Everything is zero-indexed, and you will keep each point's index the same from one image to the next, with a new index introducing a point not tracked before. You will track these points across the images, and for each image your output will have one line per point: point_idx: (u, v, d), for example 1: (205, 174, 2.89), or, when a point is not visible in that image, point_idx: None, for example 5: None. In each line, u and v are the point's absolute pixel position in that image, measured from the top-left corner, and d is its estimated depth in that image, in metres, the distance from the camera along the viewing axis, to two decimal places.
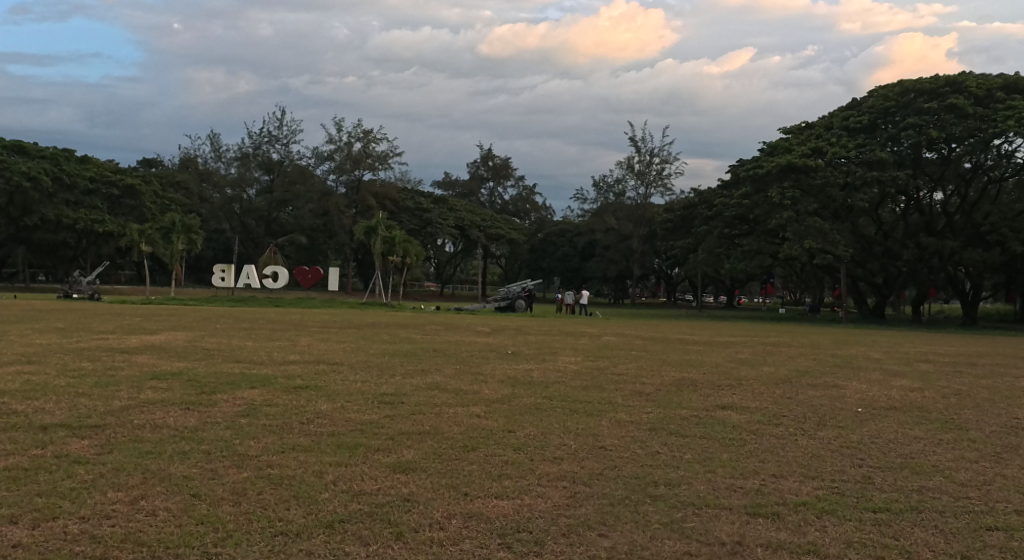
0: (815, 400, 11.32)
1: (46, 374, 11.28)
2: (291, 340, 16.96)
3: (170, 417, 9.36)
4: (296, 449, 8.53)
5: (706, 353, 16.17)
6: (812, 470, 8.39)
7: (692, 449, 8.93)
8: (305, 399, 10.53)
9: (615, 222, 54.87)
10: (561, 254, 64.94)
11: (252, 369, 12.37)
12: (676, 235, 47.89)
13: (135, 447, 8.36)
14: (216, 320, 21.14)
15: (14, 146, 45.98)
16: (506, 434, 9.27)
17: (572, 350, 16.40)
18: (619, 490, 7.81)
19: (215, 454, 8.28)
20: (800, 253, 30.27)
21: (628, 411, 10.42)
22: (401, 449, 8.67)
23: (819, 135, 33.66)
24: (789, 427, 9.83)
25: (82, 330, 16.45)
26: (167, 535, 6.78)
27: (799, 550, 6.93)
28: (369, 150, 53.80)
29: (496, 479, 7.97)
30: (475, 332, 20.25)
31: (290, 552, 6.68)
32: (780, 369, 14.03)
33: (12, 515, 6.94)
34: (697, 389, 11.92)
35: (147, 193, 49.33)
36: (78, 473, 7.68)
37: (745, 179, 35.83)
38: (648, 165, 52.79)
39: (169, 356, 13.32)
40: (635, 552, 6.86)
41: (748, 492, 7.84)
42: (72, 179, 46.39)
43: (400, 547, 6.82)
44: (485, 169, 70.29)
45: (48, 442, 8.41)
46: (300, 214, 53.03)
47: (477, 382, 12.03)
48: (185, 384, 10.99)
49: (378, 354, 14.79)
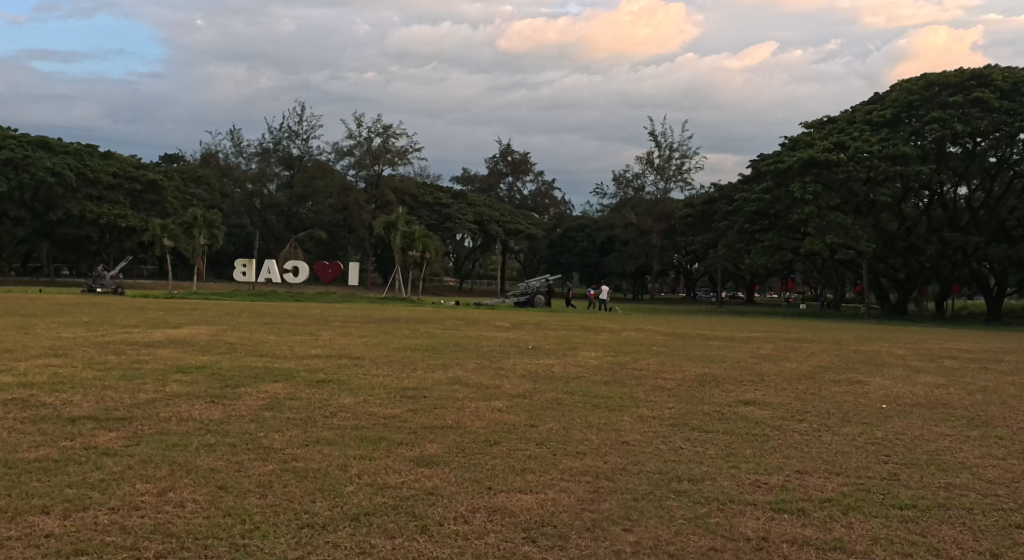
0: (838, 396, 11.29)
1: (73, 367, 11.36)
2: (312, 334, 17.14)
3: (195, 409, 9.42)
4: (321, 442, 8.57)
5: (729, 349, 16.17)
6: (838, 466, 8.35)
7: (716, 444, 8.92)
8: (328, 392, 10.58)
9: (634, 217, 54.64)
10: (580, 249, 64.86)
11: (275, 363, 12.42)
12: (696, 230, 47.67)
13: (160, 439, 8.42)
14: (239, 314, 21.27)
15: (39, 141, 46.42)
16: (528, 429, 9.28)
17: (592, 346, 16.36)
18: (643, 485, 7.80)
19: (240, 447, 8.32)
20: (822, 248, 30.08)
21: (650, 406, 10.41)
22: (425, 443, 8.68)
23: (842, 129, 33.43)
24: (813, 423, 9.76)
25: (105, 324, 16.65)
26: (195, 527, 6.82)
27: (826, 547, 6.90)
28: (388, 145, 54.08)
29: (519, 473, 7.98)
30: (495, 327, 20.38)
31: (316, 544, 6.70)
32: (803, 365, 13.98)
33: (43, 505, 6.99)
34: (718, 385, 11.87)
35: (169, 188, 49.79)
36: (106, 465, 7.73)
37: (765, 173, 35.62)
38: (668, 159, 52.64)
39: (194, 349, 13.46)
40: (660, 547, 6.85)
41: (773, 489, 7.80)
42: (96, 175, 46.63)
43: (425, 540, 6.83)
44: (504, 164, 70.30)
45: (76, 433, 8.48)
46: (320, 209, 53.21)
47: (498, 377, 12.08)
48: (210, 377, 11.08)
49: (401, 348, 14.83)
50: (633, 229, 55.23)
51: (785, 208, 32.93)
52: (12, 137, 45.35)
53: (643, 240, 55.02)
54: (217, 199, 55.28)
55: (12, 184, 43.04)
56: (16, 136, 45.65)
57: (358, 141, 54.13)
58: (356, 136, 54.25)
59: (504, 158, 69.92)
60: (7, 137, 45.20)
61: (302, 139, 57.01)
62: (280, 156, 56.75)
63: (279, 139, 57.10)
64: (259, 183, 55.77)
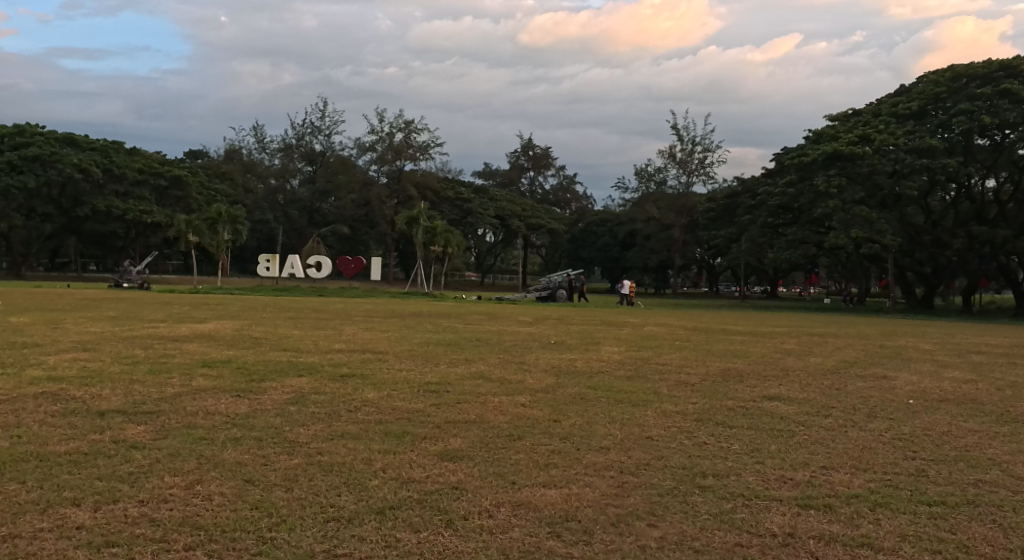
0: (865, 391, 11.23)
1: (101, 361, 11.47)
2: (335, 328, 17.24)
3: (222, 404, 9.49)
4: (345, 436, 8.61)
5: (752, 343, 16.12)
6: (864, 462, 8.29)
7: (741, 439, 8.88)
8: (352, 386, 10.63)
9: (657, 211, 54.48)
10: (602, 244, 64.75)
11: (299, 357, 12.50)
12: (719, 224, 47.44)
13: (188, 433, 8.49)
14: (263, 309, 21.42)
15: (66, 138, 46.87)
16: (552, 423, 9.29)
17: (614, 340, 16.33)
18: (668, 480, 7.78)
19: (266, 441, 8.38)
20: (846, 243, 29.91)
21: (673, 401, 10.39)
22: (448, 437, 8.71)
23: (867, 122, 33.20)
24: (838, 418, 9.71)
25: (131, 318, 16.79)
26: (223, 520, 6.87)
27: (852, 544, 6.87)
28: (410, 140, 54.20)
29: (543, 468, 7.99)
30: (517, 322, 20.41)
31: (342, 537, 6.73)
32: (828, 360, 13.90)
33: (74, 498, 7.07)
34: (742, 380, 11.83)
35: (193, 184, 50.12)
36: (136, 458, 7.80)
37: (789, 166, 35.37)
38: (690, 153, 52.48)
39: (219, 344, 13.54)
40: (685, 542, 6.84)
41: (799, 484, 7.77)
42: (121, 171, 46.99)
43: (451, 534, 6.85)
44: (526, 158, 70.32)
45: (105, 427, 8.56)
46: (342, 204, 53.41)
47: (521, 371, 12.11)
48: (236, 372, 11.17)
49: (423, 343, 14.89)
50: (655, 224, 55.11)
51: (810, 201, 32.68)
52: (40, 134, 45.80)
53: (665, 234, 54.83)
54: (241, 194, 55.61)
55: (40, 180, 43.46)
56: (44, 133, 46.11)
57: (380, 136, 54.31)
58: (377, 132, 54.45)
59: (525, 153, 69.95)
60: (34, 134, 45.68)
61: (325, 134, 57.33)
62: (303, 152, 57.14)
63: (302, 135, 57.67)
64: (281, 178, 56.12)
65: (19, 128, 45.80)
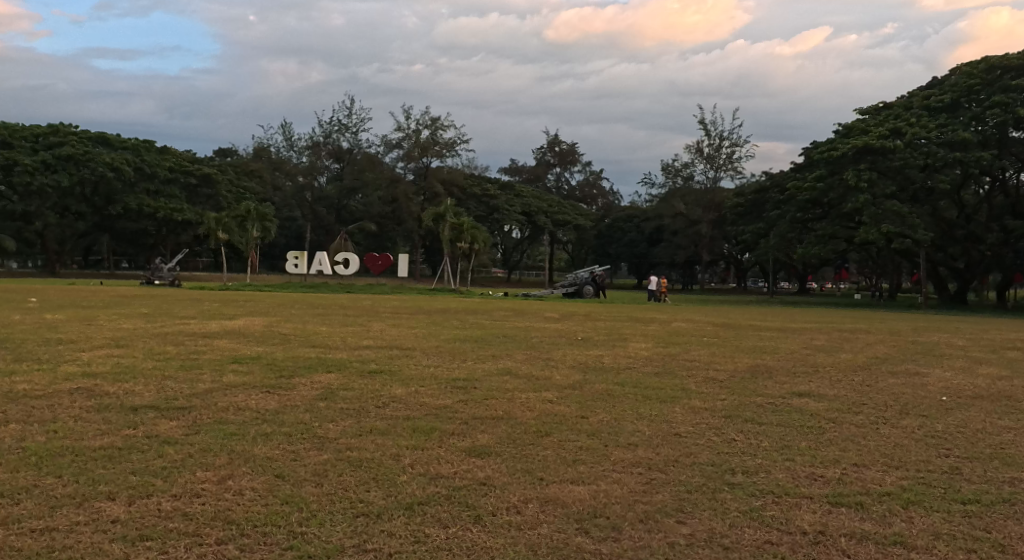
0: (896, 387, 11.15)
1: (134, 357, 11.61)
2: (363, 325, 17.33)
3: (252, 399, 9.57)
4: (374, 432, 8.67)
5: (781, 340, 16.05)
6: (897, 460, 8.25)
7: (770, 436, 8.86)
8: (380, 383, 10.67)
9: (684, 206, 54.28)
10: (628, 240, 64.58)
11: (328, 353, 12.58)
12: (747, 219, 47.20)
13: (219, 428, 8.58)
14: (291, 306, 21.58)
15: (99, 137, 47.35)
16: (579, 420, 9.29)
17: (642, 337, 16.29)
18: (697, 477, 7.77)
19: (295, 436, 8.45)
20: (877, 238, 29.66)
21: (701, 397, 10.37)
22: (476, 433, 8.74)
23: (898, 115, 32.89)
24: (870, 416, 9.64)
25: (163, 315, 16.99)
26: (255, 514, 6.94)
27: (885, 542, 6.83)
28: (436, 137, 54.30)
29: (571, 464, 8.01)
30: (544, 318, 20.40)
31: (371, 533, 6.78)
32: (858, 356, 13.81)
33: (109, 492, 7.16)
34: (771, 376, 11.80)
35: (222, 182, 50.46)
36: (168, 453, 7.90)
37: (818, 160, 35.11)
38: (718, 148, 52.26)
39: (249, 340, 13.66)
40: (715, 540, 6.83)
41: (830, 482, 7.74)
42: (152, 170, 47.40)
43: (479, 530, 6.88)
44: (552, 154, 70.27)
45: (139, 422, 8.67)
46: (369, 201, 53.62)
47: (548, 367, 12.14)
48: (265, 367, 11.26)
49: (450, 339, 14.94)
50: (682, 219, 54.90)
51: (839, 196, 32.44)
52: (73, 133, 46.31)
53: (692, 230, 54.60)
54: (269, 192, 56.00)
55: (74, 179, 43.93)
56: (77, 133, 46.61)
57: (407, 133, 54.46)
58: (404, 129, 54.61)
59: (551, 149, 69.93)
60: (67, 134, 46.17)
61: (352, 132, 57.63)
62: (331, 149, 57.41)
63: (329, 132, 57.96)
64: (309, 175, 56.44)
65: (53, 127, 46.30)
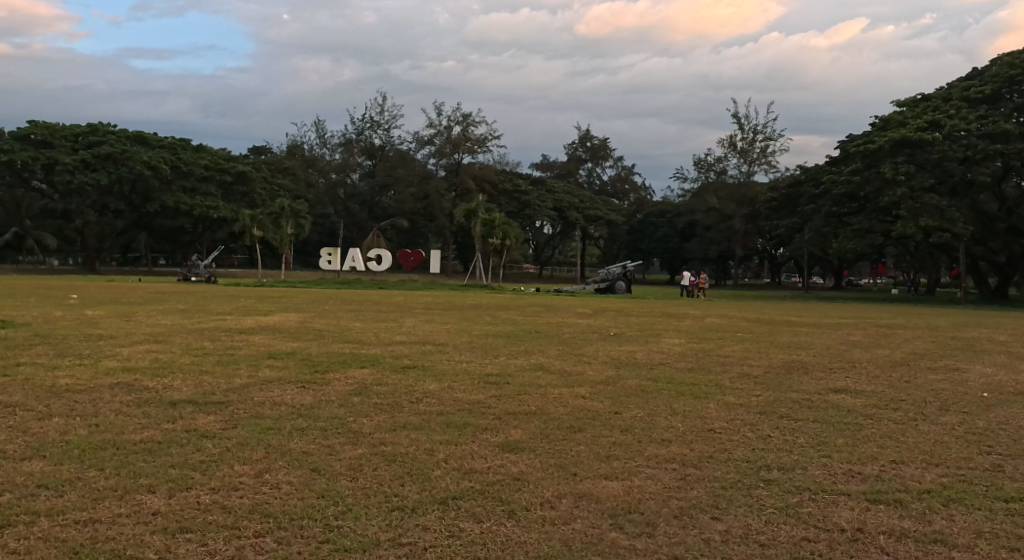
0: (935, 384, 11.04)
1: (172, 352, 11.74)
2: (396, 320, 17.40)
3: (288, 394, 9.66)
4: (408, 427, 8.71)
5: (817, 335, 15.92)
6: (936, 457, 8.17)
7: (807, 433, 8.80)
8: (414, 378, 10.74)
9: (717, 201, 53.96)
10: (661, 235, 64.39)
11: (362, 349, 12.66)
12: (781, 214, 46.83)
13: (256, 423, 8.66)
14: (325, 302, 21.70)
15: (136, 136, 47.86)
16: (613, 415, 9.28)
17: (675, 333, 16.24)
18: (732, 474, 7.75)
19: (331, 431, 8.51)
20: (915, 232, 29.36)
21: (736, 393, 10.32)
22: (509, 428, 8.77)
23: (936, 107, 32.52)
24: (909, 412, 9.56)
25: (200, 311, 17.19)
26: (291, 507, 7.00)
27: (924, 540, 6.77)
28: (468, 134, 54.41)
29: (604, 460, 8.01)
30: (577, 314, 20.34)
31: (407, 527, 6.83)
32: (896, 352, 13.65)
33: (149, 484, 7.27)
34: (807, 372, 11.70)
35: (257, 179, 50.88)
36: (206, 447, 7.99)
37: (854, 154, 34.79)
38: (752, 142, 51.94)
39: (285, 336, 13.75)
40: (750, 536, 6.81)
41: (867, 479, 7.68)
42: (188, 168, 47.86)
43: (513, 525, 6.90)
44: (583, 149, 70.09)
45: (177, 417, 8.77)
46: (401, 198, 53.81)
47: (581, 363, 12.14)
48: (300, 363, 11.36)
49: (482, 335, 14.97)
50: (715, 214, 54.58)
51: (876, 189, 32.11)
52: (111, 132, 46.85)
53: (726, 224, 54.27)
54: (303, 189, 56.39)
55: (112, 177, 44.37)
56: (115, 132, 47.13)
57: (439, 129, 54.63)
58: (435, 125, 54.81)
59: (583, 144, 69.80)
60: (106, 133, 46.76)
61: (384, 129, 57.89)
62: (363, 146, 57.69)
63: (362, 130, 58.21)
64: (342, 173, 56.72)
65: (91, 127, 46.88)
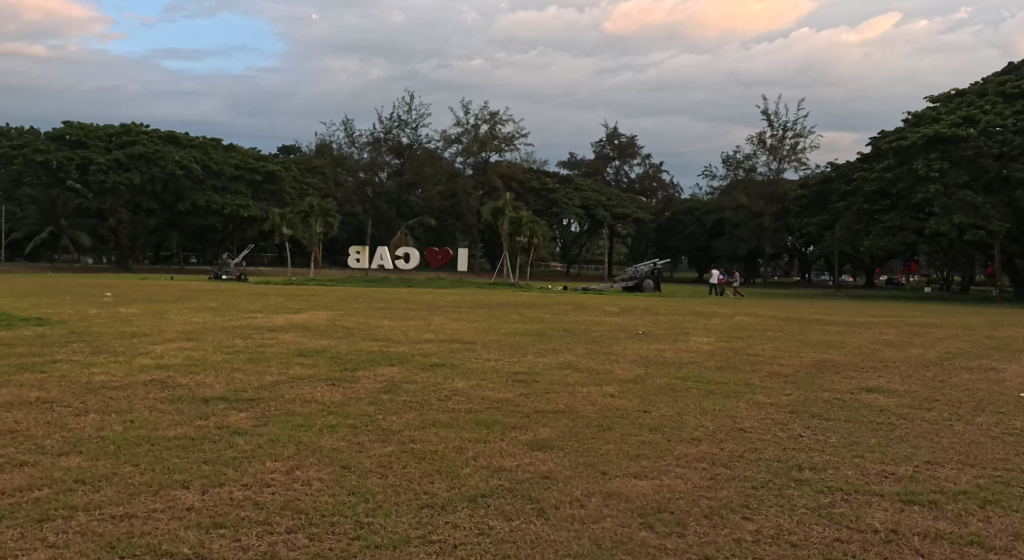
0: (971, 384, 10.90)
1: (203, 350, 11.88)
2: (424, 319, 17.43)
3: (318, 392, 9.71)
4: (437, 425, 8.73)
5: (848, 334, 15.79)
6: (972, 458, 8.08)
7: (838, 432, 8.74)
8: (442, 376, 10.78)
9: (746, 198, 53.67)
10: (689, 233, 64.12)
11: (390, 347, 12.72)
12: (811, 211, 46.46)
13: (286, 420, 8.72)
14: (353, 300, 21.79)
15: (167, 136, 48.31)
16: (641, 414, 9.26)
17: (704, 331, 16.12)
18: (762, 473, 7.70)
19: (360, 428, 8.55)
20: (949, 229, 29.08)
21: (766, 393, 10.24)
22: (537, 427, 8.76)
23: (971, 103, 32.19)
24: (943, 412, 9.46)
25: (231, 309, 17.34)
26: (323, 504, 7.04)
27: (961, 542, 6.70)
28: (495, 132, 54.45)
29: (634, 459, 7.99)
30: (605, 313, 20.33)
31: (436, 524, 6.85)
32: (930, 352, 13.49)
33: (183, 480, 7.33)
34: (838, 371, 11.60)
35: (286, 178, 51.21)
36: (238, 444, 8.05)
37: (887, 150, 34.49)
38: (782, 139, 51.64)
39: (313, 333, 13.84)
40: (782, 536, 6.77)
41: (901, 480, 7.61)
42: (219, 167, 48.26)
43: (543, 523, 6.91)
44: (611, 147, 69.89)
45: (209, 413, 8.85)
46: (429, 196, 53.94)
47: (609, 362, 12.10)
48: (330, 361, 11.41)
49: (510, 333, 14.98)
50: (744, 212, 54.27)
51: (908, 186, 31.83)
52: (143, 133, 47.32)
53: (755, 223, 53.93)
54: (331, 188, 56.67)
55: (145, 176, 44.60)
56: (147, 132, 47.59)
57: (466, 128, 54.75)
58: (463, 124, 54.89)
59: (610, 142, 69.63)
60: (138, 133, 47.23)
61: (412, 127, 58.06)
62: (391, 145, 57.90)
63: (390, 128, 58.44)
64: (370, 171, 56.94)
65: (125, 127, 47.35)
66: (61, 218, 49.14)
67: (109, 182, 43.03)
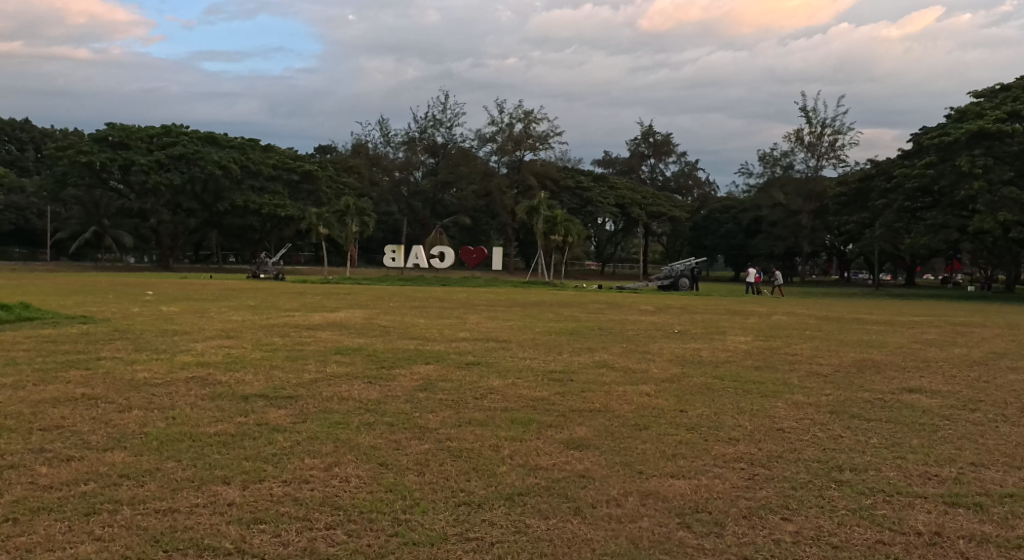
0: (1015, 384, 10.74)
1: (243, 348, 11.97)
2: (459, 318, 17.37)
3: (354, 390, 9.75)
4: (472, 423, 8.75)
5: (890, 334, 15.56)
6: (1017, 459, 7.97)
7: (879, 433, 8.65)
8: (478, 374, 10.79)
9: (784, 196, 53.23)
10: (725, 231, 63.72)
11: (426, 346, 12.74)
12: (850, 209, 45.96)
13: (325, 417, 8.77)
14: (389, 299, 21.82)
15: (207, 137, 48.83)
16: (677, 414, 9.21)
17: (742, 331, 15.95)
18: (802, 474, 7.64)
19: (397, 426, 8.58)
20: (993, 226, 28.67)
21: (805, 393, 10.13)
22: (574, 426, 8.76)
23: (1015, 98, 31.72)
24: (987, 413, 9.33)
25: (269, 308, 17.42)
26: (360, 501, 7.08)
27: (1007, 545, 6.61)
28: (530, 131, 54.42)
29: (670, 458, 7.95)
30: (643, 312, 20.15)
31: (474, 521, 6.86)
32: (974, 352, 13.27)
33: (224, 476, 7.41)
34: (879, 371, 11.46)
35: (323, 178, 51.56)
36: (277, 440, 8.12)
37: (928, 147, 34.06)
38: (820, 136, 51.16)
39: (350, 332, 13.90)
40: (823, 537, 6.71)
41: (945, 481, 7.52)
42: (257, 167, 48.70)
43: (580, 522, 6.89)
44: (646, 146, 69.58)
45: (249, 410, 8.93)
46: (464, 195, 54.04)
47: (645, 360, 12.06)
48: (366, 359, 11.45)
49: (546, 332, 14.92)
50: (781, 210, 53.85)
51: (951, 183, 31.43)
52: (183, 133, 47.86)
53: (793, 220, 53.45)
54: (366, 187, 56.95)
55: (184, 176, 45.21)
56: (186, 133, 48.13)
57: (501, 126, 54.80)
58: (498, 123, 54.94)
59: (645, 140, 69.31)
60: (178, 134, 47.77)
61: (447, 127, 58.21)
62: (426, 144, 58.08)
63: (425, 128, 58.60)
64: (405, 170, 57.08)
65: (165, 128, 47.91)
66: (103, 218, 49.85)
67: (151, 182, 43.61)
